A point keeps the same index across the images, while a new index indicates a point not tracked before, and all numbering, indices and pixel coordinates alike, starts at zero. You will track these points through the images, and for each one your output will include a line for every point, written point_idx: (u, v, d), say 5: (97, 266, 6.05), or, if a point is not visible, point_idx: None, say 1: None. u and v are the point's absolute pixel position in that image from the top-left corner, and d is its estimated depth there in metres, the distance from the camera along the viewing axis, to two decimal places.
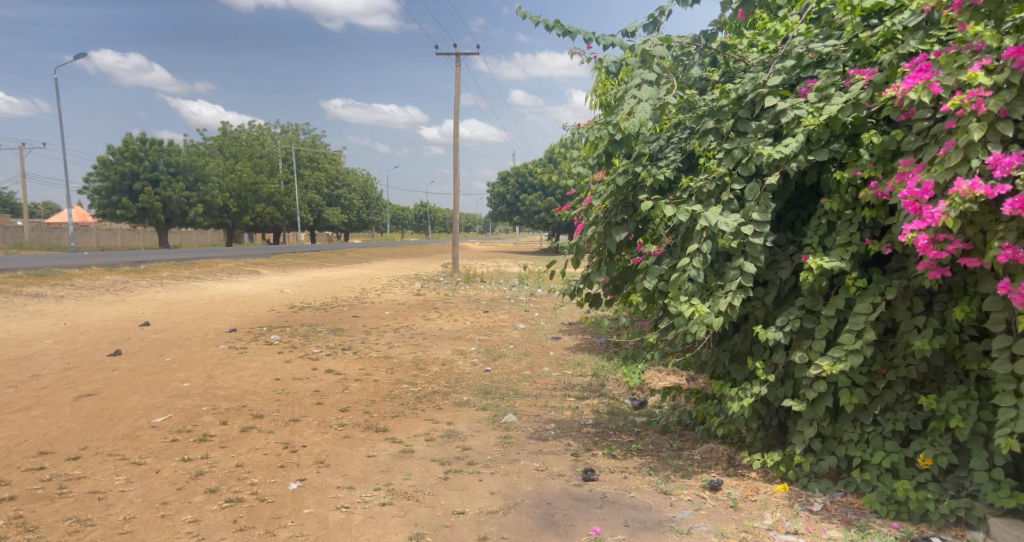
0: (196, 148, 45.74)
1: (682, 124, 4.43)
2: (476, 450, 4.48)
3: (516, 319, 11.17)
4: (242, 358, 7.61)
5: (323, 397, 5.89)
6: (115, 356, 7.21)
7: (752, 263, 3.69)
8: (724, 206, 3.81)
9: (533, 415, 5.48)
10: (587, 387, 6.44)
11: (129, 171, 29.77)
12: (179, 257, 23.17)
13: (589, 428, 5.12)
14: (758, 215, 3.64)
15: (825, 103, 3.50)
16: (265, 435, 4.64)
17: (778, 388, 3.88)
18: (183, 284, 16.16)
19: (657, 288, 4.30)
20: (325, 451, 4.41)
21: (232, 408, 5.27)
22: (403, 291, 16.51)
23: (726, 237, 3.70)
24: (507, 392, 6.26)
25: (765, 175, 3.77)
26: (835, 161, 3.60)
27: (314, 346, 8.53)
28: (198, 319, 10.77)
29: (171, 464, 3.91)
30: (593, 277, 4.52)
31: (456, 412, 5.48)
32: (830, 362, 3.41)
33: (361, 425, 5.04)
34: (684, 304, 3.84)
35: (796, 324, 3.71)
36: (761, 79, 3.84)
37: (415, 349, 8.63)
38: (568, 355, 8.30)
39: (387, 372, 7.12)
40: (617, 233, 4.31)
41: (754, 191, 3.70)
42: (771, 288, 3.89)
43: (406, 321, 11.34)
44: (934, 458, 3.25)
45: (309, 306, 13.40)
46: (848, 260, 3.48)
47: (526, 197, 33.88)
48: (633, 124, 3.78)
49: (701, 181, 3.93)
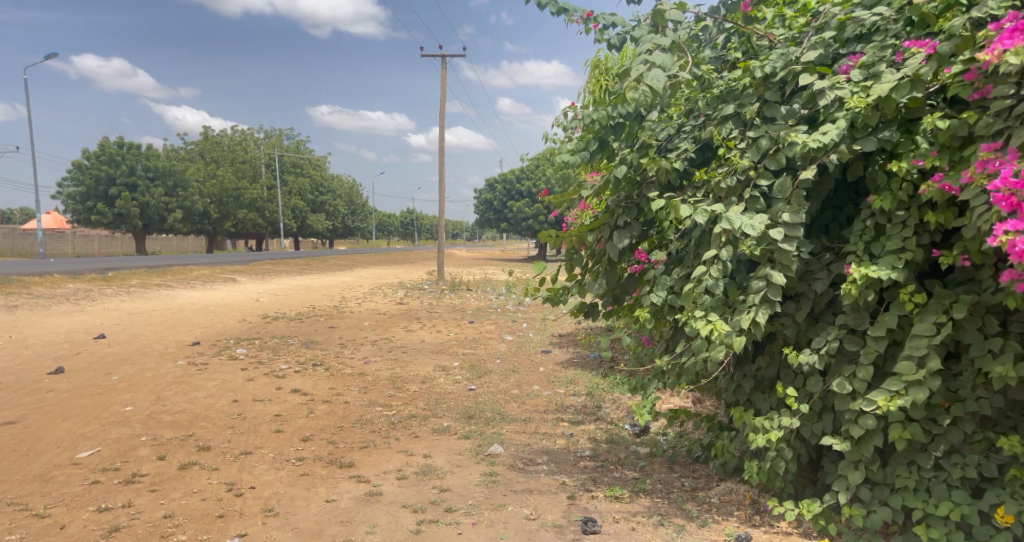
0: (176, 153, 44.81)
1: (694, 112, 3.81)
2: (456, 493, 3.82)
3: (502, 331, 10.52)
4: (199, 376, 6.90)
5: (282, 423, 5.19)
6: (56, 375, 6.50)
7: (780, 274, 3.02)
8: (747, 205, 3.16)
9: (522, 445, 4.83)
10: (582, 411, 5.80)
11: (105, 176, 28.94)
12: (152, 264, 22.36)
13: (587, 461, 4.47)
14: (789, 216, 3.00)
15: (873, 81, 2.87)
16: (207, 474, 3.96)
17: (814, 423, 3.27)
18: (151, 293, 15.40)
19: (666, 302, 3.68)
20: (277, 494, 3.74)
21: (174, 439, 4.58)
22: (385, 300, 15.79)
23: (749, 242, 3.04)
24: (492, 416, 5.60)
25: (798, 168, 3.12)
26: (884, 152, 2.97)
27: (282, 362, 7.83)
28: (161, 332, 10.05)
29: (81, 516, 3.28)
30: (590, 289, 3.92)
31: (434, 442, 4.83)
32: (885, 396, 2.80)
33: (323, 459, 4.36)
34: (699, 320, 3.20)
35: (835, 346, 3.10)
36: (793, 54, 3.18)
37: (393, 365, 7.95)
38: (560, 372, 7.63)
39: (359, 392, 6.42)
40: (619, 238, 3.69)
41: (785, 188, 3.06)
42: (804, 303, 3.28)
43: (385, 333, 10.62)
44: (1016, 514, 2.68)
45: (283, 316, 12.68)
46: (900, 269, 2.86)
47: (514, 204, 33.22)
48: (643, 94, 3.20)
49: (720, 175, 3.31)
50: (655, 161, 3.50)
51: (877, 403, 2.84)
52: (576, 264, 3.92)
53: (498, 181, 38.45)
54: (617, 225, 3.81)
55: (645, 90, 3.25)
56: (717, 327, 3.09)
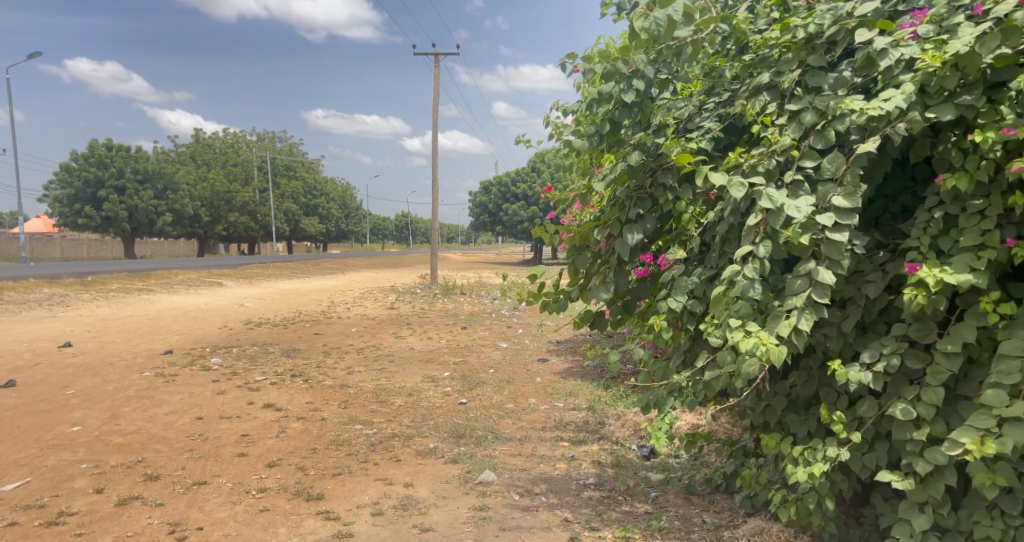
0: (167, 155, 44.13)
1: (717, 90, 3.30)
2: (439, 534, 3.27)
3: (497, 337, 9.96)
4: (165, 388, 6.32)
5: (247, 445, 4.61)
6: (5, 390, 5.92)
7: (828, 272, 2.43)
8: (790, 191, 2.64)
9: (517, 470, 4.27)
10: (584, 429, 5.25)
11: (92, 179, 28.36)
12: (136, 268, 21.74)
13: (592, 490, 3.91)
14: (843, 198, 2.47)
15: (949, 36, 2.35)
16: (149, 511, 3.40)
17: (864, 454, 2.64)
18: (130, 298, 14.80)
19: (688, 309, 3.16)
20: (227, 537, 3.17)
21: (119, 466, 4.02)
22: (375, 305, 15.22)
23: (790, 230, 2.50)
24: (484, 436, 5.04)
25: (852, 145, 2.62)
26: (959, 125, 2.46)
27: (258, 373, 7.25)
28: (134, 339, 9.46)
29: None
30: (597, 293, 3.36)
31: (418, 467, 4.27)
32: (977, 440, 2.22)
33: (288, 490, 3.79)
34: (734, 330, 2.63)
35: (894, 363, 2.50)
36: (844, 8, 2.65)
37: (378, 375, 7.38)
38: (558, 384, 7.07)
39: (339, 408, 5.85)
40: (632, 231, 3.15)
41: (839, 166, 2.55)
42: (853, 310, 2.69)
43: (373, 340, 10.04)
44: None
45: (267, 323, 12.08)
46: (982, 271, 2.30)
47: (509, 206, 32.66)
48: (655, 25, 2.61)
49: (756, 155, 2.80)
50: (674, 141, 2.98)
51: (965, 445, 2.26)
52: (581, 267, 3.39)
53: (493, 183, 37.91)
54: (627, 217, 3.28)
55: (659, 20, 2.64)
56: (761, 340, 2.51)
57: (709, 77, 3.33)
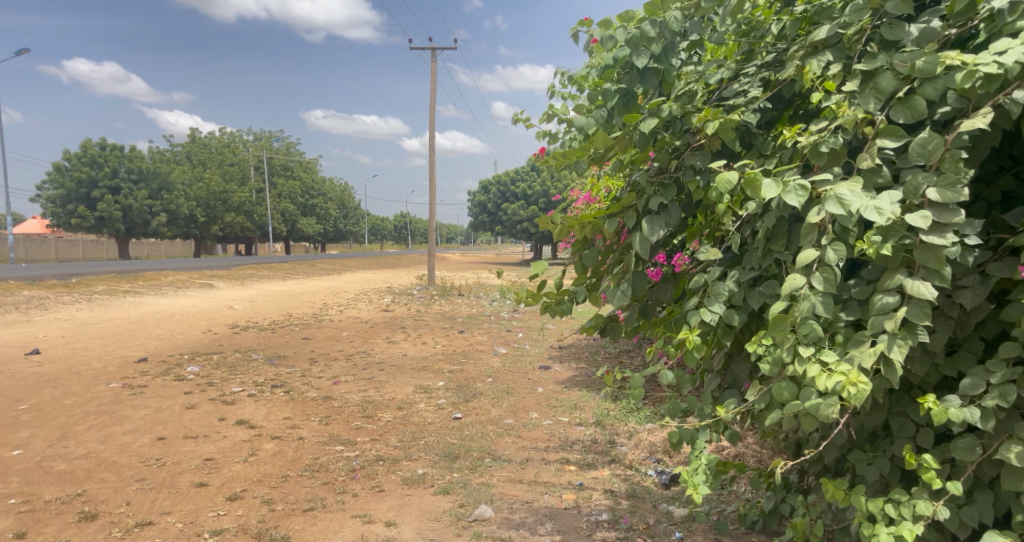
0: (162, 154, 43.57)
1: (756, 53, 2.75)
2: None
3: (496, 342, 9.40)
4: (130, 402, 5.73)
5: (209, 471, 4.02)
6: None
7: (927, 287, 1.89)
8: (867, 180, 2.06)
9: (517, 502, 3.70)
10: (593, 450, 4.68)
11: (84, 178, 27.88)
12: (124, 270, 21.17)
13: (605, 529, 3.35)
14: (939, 191, 1.89)
15: None
16: None
17: (967, 508, 2.13)
18: (115, 301, 14.22)
19: (721, 324, 2.56)
20: None
21: (53, 503, 3.46)
22: (369, 307, 14.65)
23: (870, 237, 1.95)
24: (480, 458, 4.49)
25: (945, 118, 2.03)
26: None
27: (236, 384, 6.68)
28: (109, 344, 8.89)
29: None
30: (610, 300, 2.79)
31: (404, 499, 3.71)
32: None
33: (248, 531, 3.23)
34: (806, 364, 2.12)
35: (1005, 397, 1.92)
36: None
37: (367, 386, 6.82)
38: (561, 395, 6.50)
39: (320, 425, 5.28)
40: (652, 225, 2.61)
41: (933, 150, 1.93)
42: (941, 326, 2.09)
43: (364, 346, 9.47)
44: None
45: (254, 327, 11.50)
46: None
47: (508, 205, 32.11)
48: None
49: (815, 131, 2.18)
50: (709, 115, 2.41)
51: None
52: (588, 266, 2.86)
53: (493, 182, 37.50)
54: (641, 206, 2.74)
55: None
56: (847, 379, 2.01)
57: (748, 39, 2.79)
